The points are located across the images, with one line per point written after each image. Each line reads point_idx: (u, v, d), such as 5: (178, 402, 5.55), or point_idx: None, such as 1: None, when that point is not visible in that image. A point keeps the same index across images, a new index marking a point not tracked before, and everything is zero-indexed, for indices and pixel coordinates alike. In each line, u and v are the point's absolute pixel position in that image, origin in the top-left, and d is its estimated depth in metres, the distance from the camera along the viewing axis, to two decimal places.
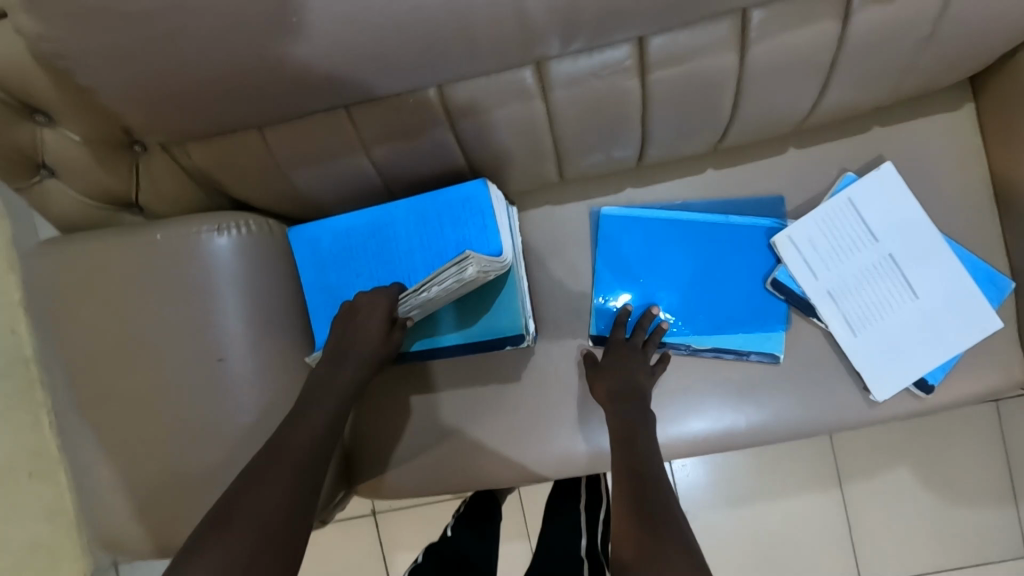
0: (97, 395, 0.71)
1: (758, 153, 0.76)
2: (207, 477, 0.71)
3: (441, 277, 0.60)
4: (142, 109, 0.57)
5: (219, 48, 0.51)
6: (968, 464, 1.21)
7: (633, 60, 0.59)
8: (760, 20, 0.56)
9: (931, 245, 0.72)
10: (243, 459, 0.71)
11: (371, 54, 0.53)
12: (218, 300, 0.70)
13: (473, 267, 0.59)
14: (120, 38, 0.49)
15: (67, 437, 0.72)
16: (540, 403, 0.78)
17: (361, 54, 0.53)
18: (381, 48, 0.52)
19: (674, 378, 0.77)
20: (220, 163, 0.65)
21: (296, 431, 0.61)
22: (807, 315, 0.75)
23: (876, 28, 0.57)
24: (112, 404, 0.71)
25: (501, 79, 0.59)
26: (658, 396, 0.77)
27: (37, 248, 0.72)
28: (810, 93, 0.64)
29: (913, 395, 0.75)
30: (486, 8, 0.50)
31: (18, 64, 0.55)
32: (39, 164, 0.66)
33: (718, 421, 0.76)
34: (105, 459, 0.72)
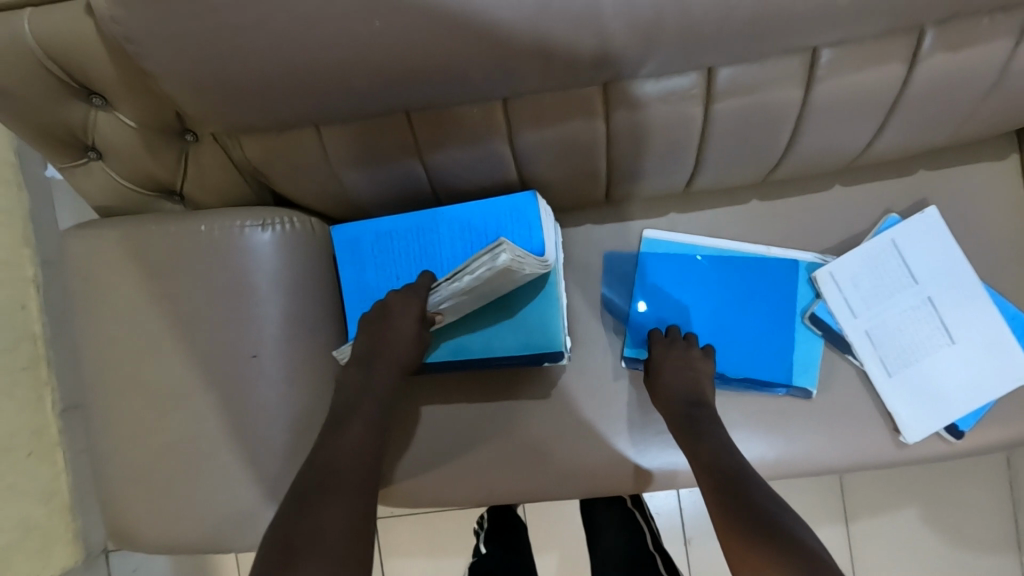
0: (123, 381, 0.69)
1: (805, 188, 0.76)
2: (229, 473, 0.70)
3: (474, 266, 0.58)
4: (204, 101, 0.56)
5: (295, 45, 0.50)
6: (975, 511, 1.20)
7: (700, 88, 0.59)
8: (830, 59, 0.57)
9: (970, 291, 0.73)
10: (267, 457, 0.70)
11: (447, 64, 0.53)
12: (256, 295, 0.69)
13: (506, 255, 0.56)
14: (201, 27, 0.48)
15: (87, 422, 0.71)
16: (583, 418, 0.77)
17: (436, 63, 0.52)
18: (458, 58, 0.52)
19: None
20: (272, 158, 0.64)
21: (338, 449, 0.61)
22: (843, 352, 0.75)
23: (940, 74, 0.58)
24: (137, 392, 0.69)
25: (569, 97, 0.59)
26: None
27: (74, 228, 0.70)
28: (866, 132, 0.65)
29: (943, 439, 0.74)
30: (570, 27, 0.50)
31: (83, 43, 0.54)
32: (88, 145, 0.65)
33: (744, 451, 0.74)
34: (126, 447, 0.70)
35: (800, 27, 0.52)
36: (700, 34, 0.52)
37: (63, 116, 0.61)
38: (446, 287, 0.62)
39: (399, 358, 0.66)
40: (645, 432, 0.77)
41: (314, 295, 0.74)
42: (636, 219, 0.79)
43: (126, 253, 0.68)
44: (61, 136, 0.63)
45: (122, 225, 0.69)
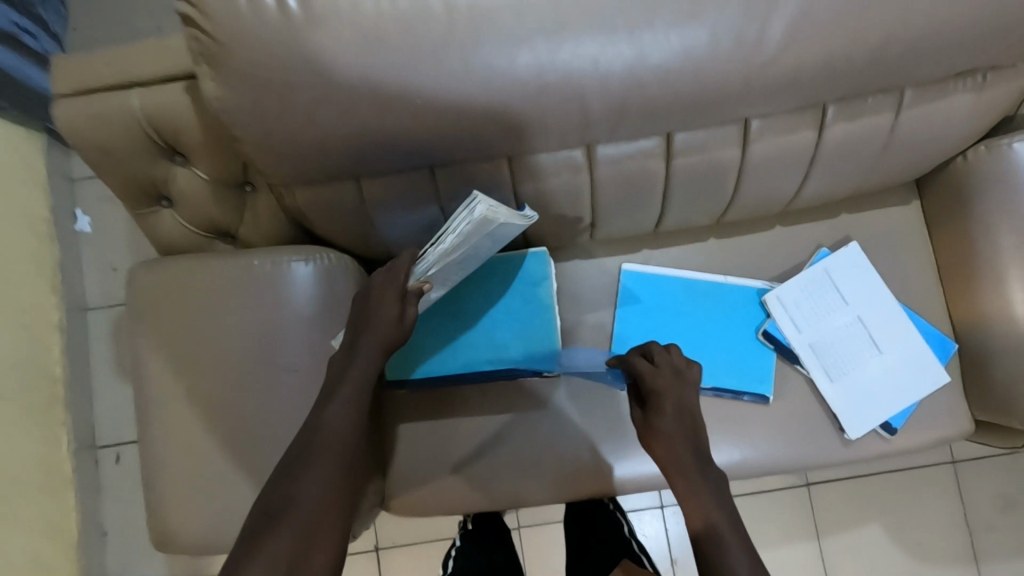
0: (191, 390, 0.83)
1: (752, 229, 0.92)
2: None
3: (455, 223, 0.66)
4: (271, 160, 0.71)
5: (351, 117, 0.65)
6: (935, 524, 1.31)
7: (661, 148, 0.76)
8: (758, 127, 0.74)
9: (890, 310, 0.89)
10: None
11: (466, 131, 0.68)
12: (302, 316, 0.84)
13: (481, 205, 0.64)
14: (280, 104, 0.64)
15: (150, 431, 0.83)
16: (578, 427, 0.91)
17: (458, 131, 0.68)
18: (476, 127, 0.68)
19: None
20: (317, 203, 0.78)
21: (329, 418, 0.71)
22: (792, 363, 0.89)
23: (841, 137, 0.77)
24: (202, 399, 0.83)
25: (561, 156, 0.75)
26: None
27: (148, 262, 0.85)
28: (792, 181, 0.82)
29: (880, 435, 0.88)
30: (560, 104, 0.66)
31: (176, 116, 0.69)
32: (162, 195, 0.80)
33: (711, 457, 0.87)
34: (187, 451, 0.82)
35: (733, 104, 0.69)
36: (658, 109, 0.69)
37: (148, 172, 0.75)
38: (432, 248, 0.69)
39: (385, 337, 0.74)
40: (637, 441, 0.90)
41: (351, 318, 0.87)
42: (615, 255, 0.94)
43: (196, 283, 0.83)
44: (145, 188, 0.78)
45: (192, 259, 0.84)
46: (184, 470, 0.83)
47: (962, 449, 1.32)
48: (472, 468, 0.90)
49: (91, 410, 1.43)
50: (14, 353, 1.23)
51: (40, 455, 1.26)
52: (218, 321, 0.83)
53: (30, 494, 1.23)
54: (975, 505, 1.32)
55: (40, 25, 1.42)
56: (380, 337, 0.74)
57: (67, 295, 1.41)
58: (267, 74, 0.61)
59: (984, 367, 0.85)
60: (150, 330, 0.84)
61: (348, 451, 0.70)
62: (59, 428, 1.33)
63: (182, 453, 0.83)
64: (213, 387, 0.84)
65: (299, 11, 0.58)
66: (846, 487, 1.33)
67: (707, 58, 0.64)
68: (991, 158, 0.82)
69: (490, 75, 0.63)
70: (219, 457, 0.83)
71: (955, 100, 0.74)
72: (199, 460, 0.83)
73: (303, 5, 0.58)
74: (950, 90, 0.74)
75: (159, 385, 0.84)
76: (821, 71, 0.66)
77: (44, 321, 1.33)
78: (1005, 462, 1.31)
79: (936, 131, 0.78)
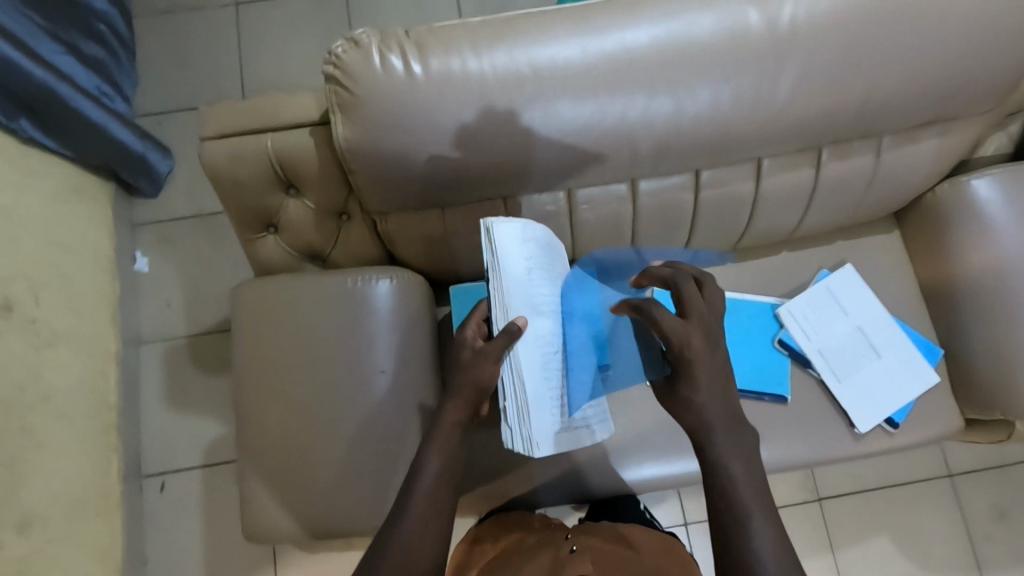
0: (284, 395, 0.93)
1: (762, 254, 1.09)
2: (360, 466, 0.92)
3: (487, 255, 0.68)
4: (376, 191, 0.85)
5: (451, 155, 0.80)
6: (936, 533, 1.41)
7: (690, 183, 0.93)
8: (768, 166, 0.93)
9: (884, 320, 1.04)
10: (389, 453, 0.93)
11: (541, 168, 0.84)
12: (382, 327, 0.96)
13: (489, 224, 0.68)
14: (397, 144, 0.78)
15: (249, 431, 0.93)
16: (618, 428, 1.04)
17: (535, 167, 0.84)
18: (549, 165, 0.84)
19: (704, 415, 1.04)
20: (405, 229, 0.92)
21: (431, 451, 0.74)
22: (805, 367, 1.03)
23: (835, 174, 0.95)
24: (293, 403, 0.93)
25: (612, 189, 0.91)
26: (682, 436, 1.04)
27: (247, 282, 0.96)
28: (796, 212, 1.00)
29: (885, 430, 1.01)
30: (617, 146, 0.83)
31: (303, 156, 0.85)
32: (270, 223, 0.94)
33: None
34: (279, 450, 0.92)
35: (750, 146, 0.87)
36: (693, 150, 0.86)
37: (265, 202, 0.90)
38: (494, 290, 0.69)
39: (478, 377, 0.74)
40: (661, 446, 1.04)
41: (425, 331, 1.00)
42: None
43: (291, 298, 0.94)
44: (259, 217, 0.92)
45: (287, 277, 0.96)
46: (277, 468, 0.92)
47: (956, 462, 1.43)
48: (532, 467, 1.02)
49: (138, 440, 1.48)
50: (81, 381, 1.30)
51: (96, 480, 1.31)
52: (309, 330, 0.94)
53: (86, 519, 1.26)
54: (971, 515, 1.42)
55: (116, 88, 1.56)
56: (470, 392, 0.75)
57: (124, 330, 1.50)
58: (389, 120, 0.77)
59: (969, 369, 1.01)
60: (249, 340, 0.94)
61: (446, 484, 0.72)
62: (112, 455, 1.36)
63: (274, 452, 0.92)
64: (300, 389, 0.93)
65: (421, 74, 0.76)
66: (855, 502, 1.42)
67: (735, 109, 0.82)
68: (956, 194, 1.00)
69: (567, 121, 0.80)
70: (307, 456, 0.92)
71: (922, 145, 0.94)
72: (290, 460, 0.92)
73: (426, 70, 0.76)
74: (917, 137, 0.93)
75: (254, 388, 0.93)
76: (816, 119, 0.85)
77: (102, 350, 1.39)
78: (995, 474, 1.43)
79: (910, 170, 0.97)
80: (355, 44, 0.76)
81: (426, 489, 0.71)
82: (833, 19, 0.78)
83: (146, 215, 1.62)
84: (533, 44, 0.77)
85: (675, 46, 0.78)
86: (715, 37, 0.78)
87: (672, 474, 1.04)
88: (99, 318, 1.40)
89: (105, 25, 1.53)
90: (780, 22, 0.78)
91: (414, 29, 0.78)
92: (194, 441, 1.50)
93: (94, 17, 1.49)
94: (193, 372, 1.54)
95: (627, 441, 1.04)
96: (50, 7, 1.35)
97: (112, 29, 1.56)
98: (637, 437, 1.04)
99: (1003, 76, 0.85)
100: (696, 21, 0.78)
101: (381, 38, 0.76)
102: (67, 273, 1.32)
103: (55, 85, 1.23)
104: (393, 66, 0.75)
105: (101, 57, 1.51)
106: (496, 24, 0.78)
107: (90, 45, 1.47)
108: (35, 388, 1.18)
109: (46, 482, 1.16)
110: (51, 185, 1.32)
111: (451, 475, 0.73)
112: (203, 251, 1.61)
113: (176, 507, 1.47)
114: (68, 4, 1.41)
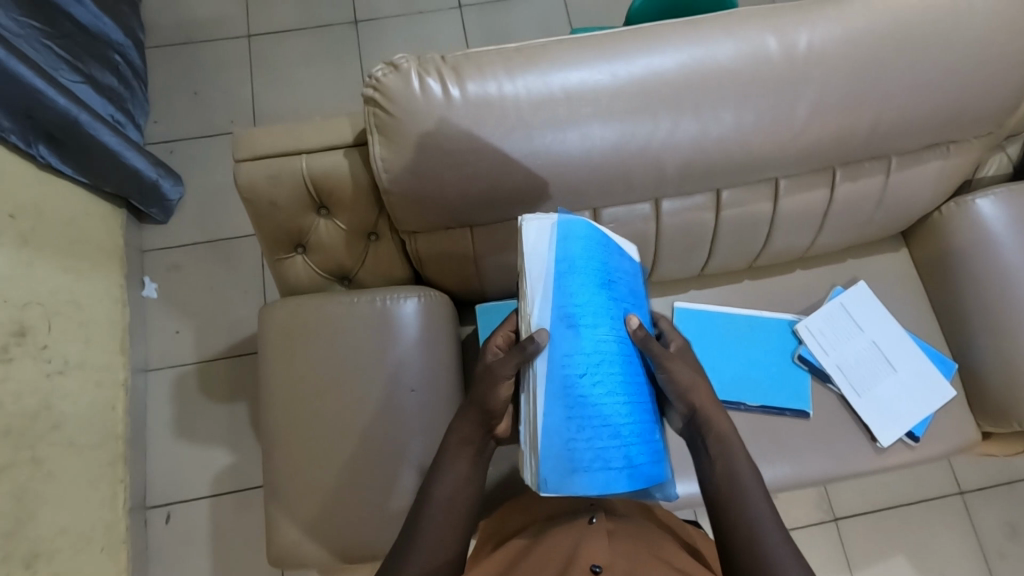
0: (313, 415, 0.92)
1: (776, 272, 1.13)
2: (389, 488, 0.91)
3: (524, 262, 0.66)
4: (408, 212, 0.87)
5: (484, 176, 0.83)
6: (952, 551, 1.40)
7: (710, 202, 0.96)
8: (785, 186, 0.96)
9: (898, 335, 1.07)
10: (419, 475, 0.91)
11: (574, 190, 0.87)
12: (409, 346, 0.96)
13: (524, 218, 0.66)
14: (432, 164, 0.81)
15: (278, 452, 0.92)
16: None
17: (568, 190, 0.87)
18: (581, 188, 0.87)
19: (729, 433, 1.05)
20: (433, 248, 0.94)
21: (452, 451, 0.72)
22: (824, 382, 1.05)
23: (849, 194, 0.99)
24: (322, 424, 0.92)
25: (635, 209, 0.94)
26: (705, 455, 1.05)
27: (277, 301, 0.98)
28: (811, 231, 1.03)
29: (906, 443, 1.04)
30: (644, 167, 0.86)
31: (337, 177, 0.87)
32: (299, 244, 0.96)
33: None
34: (308, 471, 0.91)
35: (768, 167, 0.91)
36: (714, 170, 0.89)
37: (298, 223, 0.92)
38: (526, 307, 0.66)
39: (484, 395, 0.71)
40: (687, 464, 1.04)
41: (452, 348, 1.00)
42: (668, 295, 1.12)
43: (319, 317, 0.96)
44: (289, 238, 0.94)
45: (314, 296, 0.97)
46: (304, 490, 0.91)
47: (967, 479, 1.44)
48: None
49: (143, 471, 1.45)
50: (91, 409, 1.28)
51: (102, 513, 1.26)
52: (336, 347, 0.95)
53: (91, 552, 1.22)
54: (985, 533, 1.41)
55: (128, 117, 1.57)
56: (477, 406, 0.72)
57: (132, 357, 1.47)
58: (427, 140, 0.80)
59: (982, 381, 1.03)
60: (275, 358, 0.95)
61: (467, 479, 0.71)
62: (119, 485, 1.32)
63: (301, 473, 0.91)
64: (327, 406, 0.93)
65: (459, 96, 0.79)
66: (871, 521, 1.41)
67: (755, 131, 0.85)
68: (960, 213, 1.05)
69: (597, 143, 0.83)
70: (335, 477, 0.91)
71: (928, 166, 0.98)
72: (318, 481, 0.91)
73: (463, 93, 0.79)
74: (924, 158, 0.97)
75: (281, 406, 0.93)
76: (833, 141, 0.89)
77: (112, 379, 1.37)
78: (1005, 490, 1.43)
79: (918, 189, 1.01)
80: (394, 68, 0.79)
81: (442, 501, 0.70)
82: (845, 50, 0.83)
83: (156, 241, 1.61)
84: (564, 69, 0.81)
85: (699, 72, 0.82)
86: (735, 65, 0.82)
87: (700, 493, 1.04)
88: (109, 345, 1.38)
89: (119, 56, 1.55)
90: (796, 50, 0.83)
91: (450, 55, 0.82)
92: (200, 470, 1.47)
93: (110, 48, 1.52)
94: (201, 400, 1.51)
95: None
96: (70, 39, 1.38)
97: (127, 61, 1.58)
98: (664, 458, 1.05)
99: (1003, 100, 0.90)
100: (717, 48, 0.82)
101: (419, 63, 0.80)
102: (81, 299, 1.31)
103: (78, 112, 1.24)
104: (431, 90, 0.79)
105: (116, 86, 1.53)
106: (529, 52, 0.82)
107: (107, 76, 1.49)
108: (46, 416, 1.16)
109: (54, 513, 1.14)
110: (67, 212, 1.32)
111: (467, 487, 0.71)
112: (212, 276, 1.60)
113: (182, 539, 1.42)
114: (85, 36, 1.43)
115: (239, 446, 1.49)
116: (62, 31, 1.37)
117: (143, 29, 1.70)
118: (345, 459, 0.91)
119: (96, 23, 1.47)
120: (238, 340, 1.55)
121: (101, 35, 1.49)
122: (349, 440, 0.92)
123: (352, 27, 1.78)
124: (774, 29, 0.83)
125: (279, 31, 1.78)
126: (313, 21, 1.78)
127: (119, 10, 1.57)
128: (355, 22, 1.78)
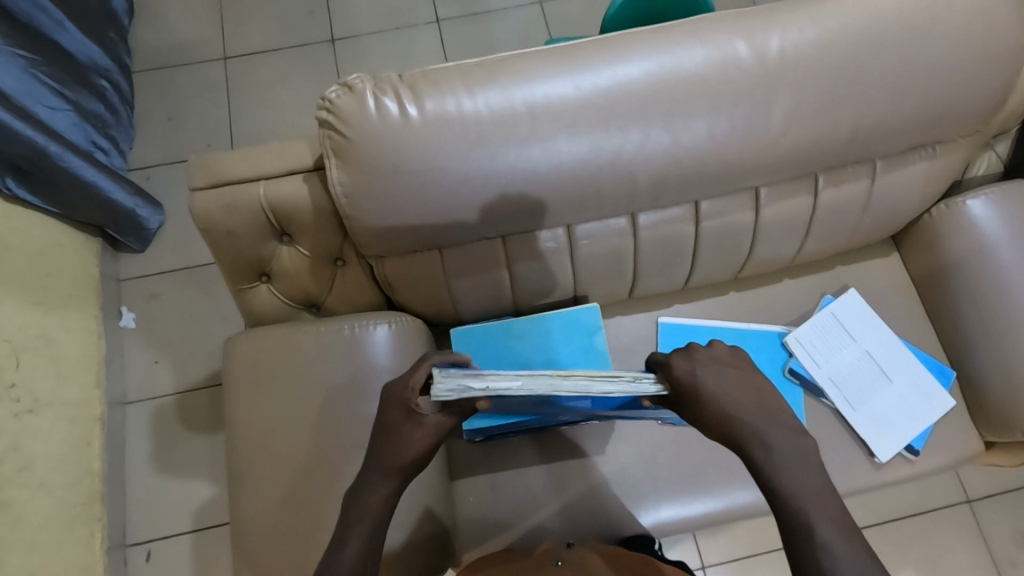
0: (280, 450, 0.89)
1: (762, 283, 1.09)
2: None
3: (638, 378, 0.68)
4: (372, 236, 0.83)
5: (447, 198, 0.79)
6: (963, 562, 1.34)
7: (688, 215, 0.93)
8: (766, 195, 0.93)
9: (892, 343, 1.03)
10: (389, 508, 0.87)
11: (544, 209, 0.84)
12: (380, 374, 0.92)
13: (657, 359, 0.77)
14: (392, 185, 0.77)
15: (245, 491, 0.88)
16: (623, 485, 1.02)
17: (537, 209, 0.83)
18: (550, 207, 0.84)
19: (699, 463, 1.02)
20: (402, 272, 0.90)
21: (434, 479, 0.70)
22: (818, 396, 1.01)
23: (833, 201, 0.95)
24: (290, 459, 0.88)
25: (610, 224, 0.91)
26: (677, 488, 1.01)
27: (243, 332, 0.95)
28: (796, 241, 1.00)
29: (905, 457, 0.99)
30: (617, 184, 0.83)
31: (297, 202, 0.84)
32: (262, 273, 0.93)
33: (703, 508, 1.01)
34: (274, 510, 0.87)
35: (746, 176, 0.87)
36: (691, 181, 0.85)
37: (260, 251, 0.88)
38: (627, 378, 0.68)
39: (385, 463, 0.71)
40: (669, 494, 1.01)
41: None
42: (651, 310, 1.09)
43: (287, 346, 0.92)
44: (252, 267, 0.90)
45: (281, 325, 0.94)
46: (272, 529, 0.86)
47: (974, 487, 1.39)
48: (541, 514, 0.99)
49: (123, 507, 1.41)
50: (63, 448, 1.24)
51: (77, 553, 1.23)
52: (307, 377, 0.91)
53: None
54: (996, 542, 1.36)
55: (113, 143, 1.55)
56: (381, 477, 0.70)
57: (109, 390, 1.44)
58: (385, 163, 0.76)
59: (982, 389, 0.99)
60: (243, 390, 0.92)
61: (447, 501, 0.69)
62: (95, 524, 1.28)
63: (272, 510, 0.87)
64: (297, 441, 0.89)
65: (416, 115, 0.76)
66: (876, 535, 1.36)
67: (729, 142, 0.82)
68: (950, 215, 1.01)
69: (563, 159, 0.79)
70: (302, 516, 0.86)
71: (915, 168, 0.95)
72: (288, 520, 0.86)
73: (420, 112, 0.76)
74: (910, 160, 0.94)
75: (249, 442, 0.90)
76: (813, 149, 0.86)
77: (86, 413, 1.32)
78: (1016, 498, 1.38)
79: (905, 193, 0.97)
80: (348, 89, 0.76)
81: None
82: (818, 50, 0.80)
83: (133, 269, 1.58)
84: (526, 83, 0.77)
85: (669, 81, 0.79)
86: (706, 72, 0.79)
87: (696, 517, 1.01)
88: (83, 380, 1.34)
89: (106, 82, 1.53)
90: (769, 55, 0.80)
91: (408, 73, 0.79)
92: (183, 502, 1.43)
93: (96, 73, 1.49)
94: (181, 431, 1.47)
95: (644, 485, 1.02)
96: (59, 66, 1.36)
97: (115, 86, 1.55)
98: (654, 482, 1.02)
99: (989, 98, 0.86)
100: (687, 55, 0.79)
101: (374, 83, 0.77)
102: (52, 335, 1.28)
103: (46, 144, 1.20)
104: (387, 109, 0.76)
105: (102, 112, 1.50)
106: (490, 67, 0.79)
107: (94, 103, 1.47)
108: (13, 458, 1.12)
109: (26, 559, 1.10)
110: (36, 243, 1.29)
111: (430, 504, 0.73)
112: (192, 304, 1.56)
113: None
114: (72, 62, 1.40)
115: (221, 477, 1.44)
116: (51, 58, 1.34)
117: (128, 54, 1.68)
118: (315, 496, 0.87)
119: (83, 49, 1.44)
120: (218, 368, 1.52)
121: (88, 61, 1.46)
122: (321, 476, 0.87)
123: (329, 45, 1.76)
124: (746, 34, 0.80)
125: (255, 52, 1.75)
126: (290, 41, 1.76)
127: (105, 35, 1.55)
128: (333, 41, 1.76)
